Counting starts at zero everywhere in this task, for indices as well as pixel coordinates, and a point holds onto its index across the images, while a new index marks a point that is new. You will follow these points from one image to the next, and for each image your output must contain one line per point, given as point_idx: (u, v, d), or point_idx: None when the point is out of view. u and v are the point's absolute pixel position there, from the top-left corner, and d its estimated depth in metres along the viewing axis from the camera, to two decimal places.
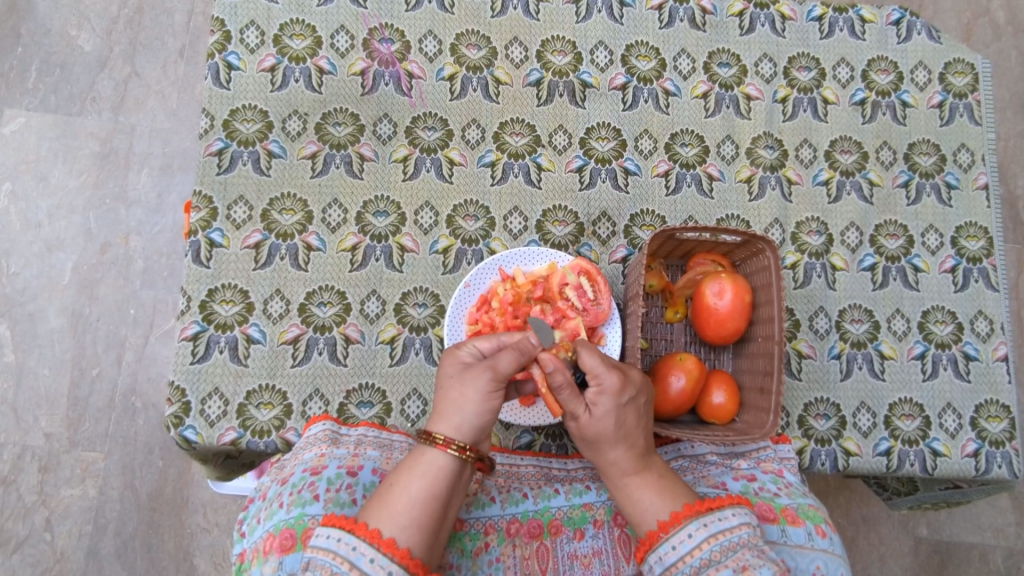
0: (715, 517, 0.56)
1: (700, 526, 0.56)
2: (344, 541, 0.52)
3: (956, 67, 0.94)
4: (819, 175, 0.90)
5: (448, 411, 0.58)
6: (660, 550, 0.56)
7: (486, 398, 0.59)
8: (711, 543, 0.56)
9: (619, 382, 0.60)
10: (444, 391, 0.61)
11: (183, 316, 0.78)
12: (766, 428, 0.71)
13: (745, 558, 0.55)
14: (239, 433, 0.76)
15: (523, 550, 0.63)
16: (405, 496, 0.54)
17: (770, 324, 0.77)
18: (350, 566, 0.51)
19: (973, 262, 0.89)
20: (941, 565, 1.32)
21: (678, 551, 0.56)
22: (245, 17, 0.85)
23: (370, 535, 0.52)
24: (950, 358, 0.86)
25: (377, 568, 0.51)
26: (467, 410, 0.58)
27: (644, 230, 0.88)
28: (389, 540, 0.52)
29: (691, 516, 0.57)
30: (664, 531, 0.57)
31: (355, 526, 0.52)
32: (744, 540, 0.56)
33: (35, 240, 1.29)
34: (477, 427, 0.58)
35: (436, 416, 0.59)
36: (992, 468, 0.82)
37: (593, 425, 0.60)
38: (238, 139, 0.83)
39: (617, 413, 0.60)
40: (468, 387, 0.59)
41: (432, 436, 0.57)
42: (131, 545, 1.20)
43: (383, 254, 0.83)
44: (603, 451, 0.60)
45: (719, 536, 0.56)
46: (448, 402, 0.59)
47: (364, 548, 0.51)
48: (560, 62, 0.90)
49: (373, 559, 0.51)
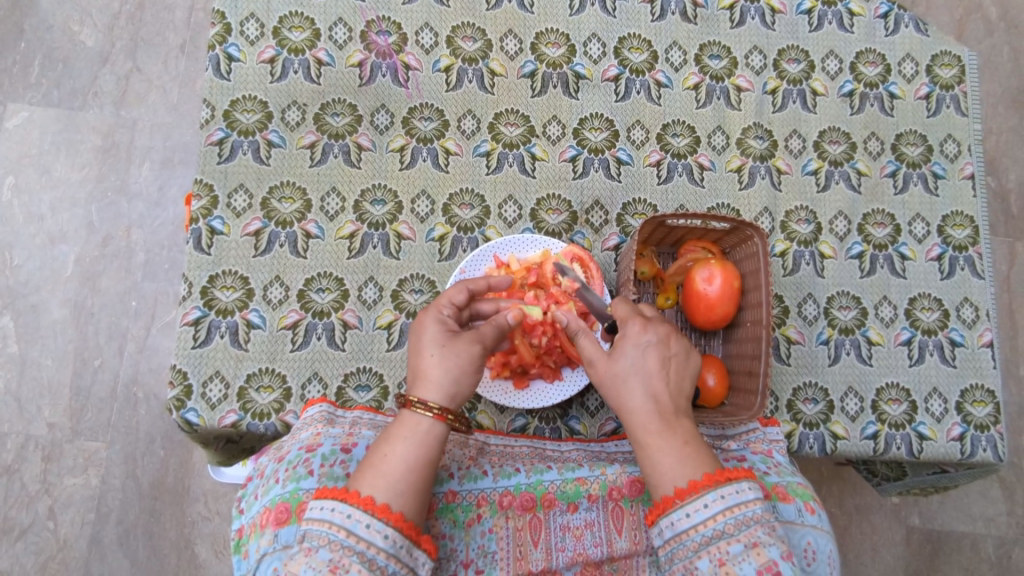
0: (732, 489, 0.56)
1: (717, 498, 0.56)
2: (338, 510, 0.54)
3: (943, 59, 0.95)
4: (808, 165, 0.92)
5: (436, 378, 0.61)
6: (673, 517, 0.56)
7: (475, 367, 0.62)
8: (727, 515, 0.55)
9: (641, 329, 0.64)
10: (423, 354, 0.62)
11: (184, 302, 0.79)
12: (754, 410, 0.73)
13: (756, 534, 0.55)
14: (240, 416, 0.77)
15: (516, 522, 0.65)
16: (397, 463, 0.56)
17: (758, 308, 0.78)
18: (347, 533, 0.53)
19: (959, 249, 0.91)
20: (933, 553, 1.34)
21: (691, 519, 0.56)
22: (245, 9, 0.87)
23: (363, 503, 0.54)
24: (936, 343, 0.88)
25: (373, 533, 0.53)
26: (447, 375, 0.61)
27: (636, 218, 0.89)
28: (383, 505, 0.54)
29: (708, 486, 0.56)
30: (679, 499, 0.56)
31: (348, 495, 0.54)
32: (756, 513, 0.56)
33: (39, 232, 1.31)
34: (454, 392, 0.61)
35: (423, 384, 0.61)
36: (977, 451, 0.84)
37: (614, 368, 0.63)
38: (238, 129, 0.84)
39: (637, 360, 0.63)
40: (460, 357, 0.62)
41: (426, 405, 0.59)
42: (133, 533, 1.22)
43: (380, 241, 0.85)
44: (625, 402, 0.62)
45: (734, 509, 0.55)
46: (437, 370, 0.61)
47: (359, 516, 0.53)
48: (554, 54, 0.92)
49: (368, 525, 0.53)
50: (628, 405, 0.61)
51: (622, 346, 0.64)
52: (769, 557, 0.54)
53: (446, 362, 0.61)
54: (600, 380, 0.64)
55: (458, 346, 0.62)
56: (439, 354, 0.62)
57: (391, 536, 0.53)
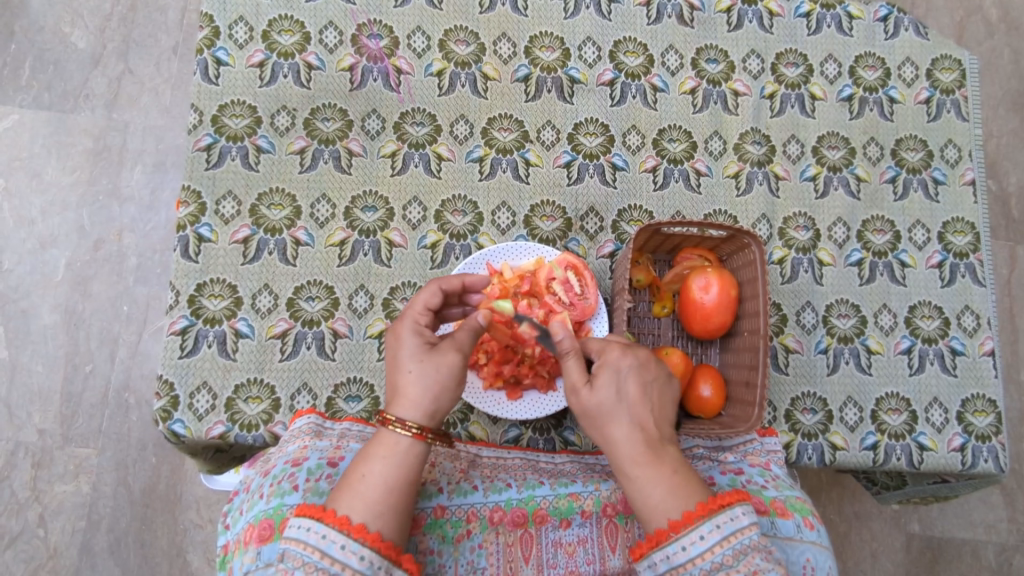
0: (726, 518, 0.55)
1: (712, 528, 0.54)
2: (314, 530, 0.52)
3: (943, 63, 0.94)
4: (806, 171, 0.91)
5: (414, 393, 0.59)
6: (668, 550, 0.54)
7: (455, 381, 0.61)
8: (724, 546, 0.54)
9: (620, 356, 0.62)
10: (397, 371, 0.61)
11: (171, 310, 0.78)
12: (751, 422, 0.72)
13: (755, 562, 0.54)
14: (227, 427, 0.76)
15: (506, 538, 0.64)
16: (376, 482, 0.55)
17: (756, 318, 0.77)
18: (321, 554, 0.52)
19: (959, 257, 0.89)
20: (933, 560, 1.32)
21: (688, 552, 0.54)
22: (234, 13, 0.85)
23: (339, 522, 0.52)
24: (936, 352, 0.86)
25: (348, 554, 0.52)
26: (423, 389, 0.59)
27: (632, 225, 0.88)
28: (358, 525, 0.52)
29: (703, 516, 0.54)
30: (674, 531, 0.54)
31: (324, 515, 0.53)
32: (750, 541, 0.55)
33: (29, 236, 1.29)
34: (433, 406, 0.59)
35: (401, 400, 0.59)
36: (978, 462, 0.82)
37: (596, 397, 0.60)
38: (227, 135, 0.83)
39: (620, 386, 0.61)
40: (438, 369, 0.60)
41: (404, 423, 0.58)
42: (124, 541, 1.20)
43: (371, 248, 0.84)
44: (608, 430, 0.59)
45: (731, 539, 0.54)
46: (414, 384, 0.59)
47: (334, 536, 0.52)
48: (549, 58, 0.90)
49: (343, 546, 0.52)
50: (613, 434, 0.59)
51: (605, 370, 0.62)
52: None
53: (422, 377, 0.60)
54: (581, 409, 0.61)
55: (436, 359, 0.60)
56: (415, 368, 0.60)
57: (366, 557, 0.52)
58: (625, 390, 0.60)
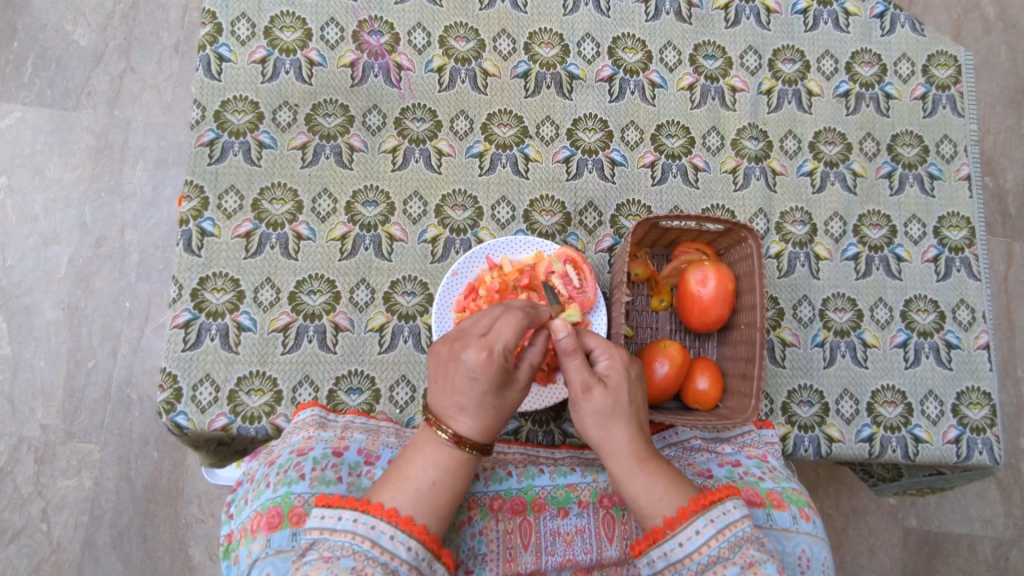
0: (719, 511, 0.57)
1: (707, 522, 0.57)
2: (361, 520, 0.54)
3: (939, 59, 0.95)
4: (803, 166, 0.92)
5: (491, 423, 0.60)
6: (665, 546, 0.57)
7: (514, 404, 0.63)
8: (718, 539, 0.56)
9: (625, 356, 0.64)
10: (475, 399, 0.59)
11: (174, 304, 0.79)
12: (748, 413, 0.72)
13: (751, 553, 0.56)
14: (230, 419, 0.77)
15: (506, 525, 0.65)
16: (430, 481, 0.58)
17: (752, 311, 0.78)
18: (371, 544, 0.53)
19: (955, 251, 0.90)
20: (930, 555, 1.33)
21: (685, 547, 0.56)
22: (235, 9, 0.86)
23: (388, 514, 0.55)
24: (932, 345, 0.87)
25: (396, 544, 0.54)
26: (499, 424, 0.61)
27: (630, 220, 0.89)
28: (409, 517, 0.55)
29: (696, 511, 0.57)
30: (670, 528, 0.57)
31: (372, 507, 0.55)
32: (745, 534, 0.57)
33: (32, 233, 1.30)
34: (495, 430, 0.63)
35: (475, 428, 0.59)
36: (973, 454, 0.83)
37: (608, 398, 0.61)
38: (229, 130, 0.84)
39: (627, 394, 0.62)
40: (512, 400, 0.61)
41: (479, 448, 0.59)
42: (126, 536, 1.21)
43: (372, 243, 0.85)
44: (608, 438, 0.61)
45: (725, 532, 0.57)
46: (492, 419, 0.60)
47: (383, 526, 0.54)
48: (547, 54, 0.91)
49: (392, 536, 0.54)
50: (620, 434, 0.61)
51: (609, 373, 0.62)
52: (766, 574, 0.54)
53: (497, 412, 0.60)
54: (587, 407, 0.61)
55: (514, 397, 0.61)
56: (494, 404, 0.60)
57: (414, 548, 0.54)
58: (631, 397, 0.62)
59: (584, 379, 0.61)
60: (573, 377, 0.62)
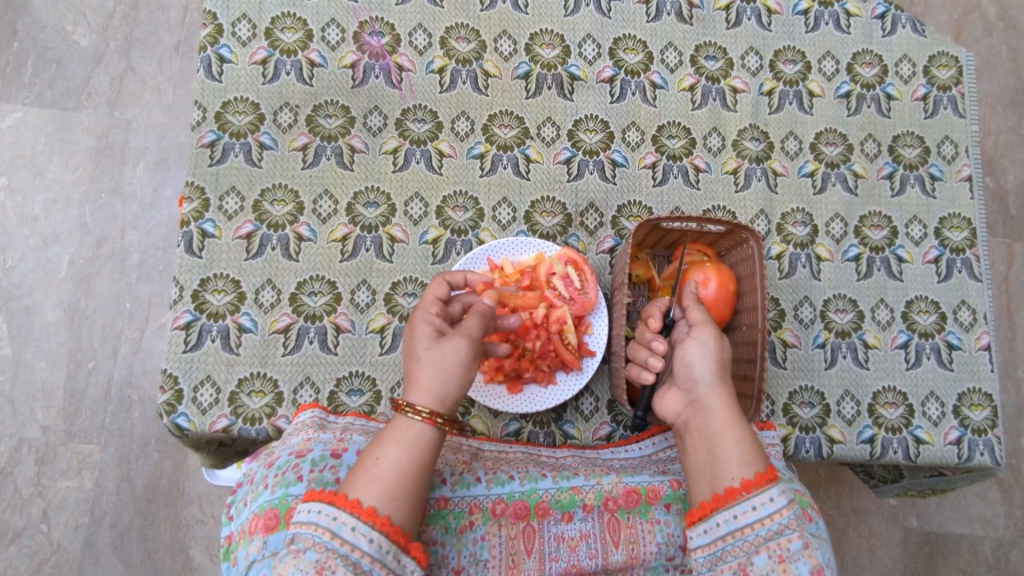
0: (789, 485, 0.60)
1: (780, 492, 0.59)
2: (324, 512, 0.54)
3: (940, 60, 0.95)
4: (804, 167, 0.92)
5: (427, 382, 0.60)
6: (738, 508, 0.59)
7: (467, 366, 0.61)
8: (790, 510, 0.58)
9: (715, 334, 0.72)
10: (417, 360, 0.61)
11: (175, 305, 0.79)
12: (749, 415, 0.73)
13: (810, 531, 0.58)
14: (231, 420, 0.77)
15: (508, 530, 0.65)
16: (388, 465, 0.56)
17: (753, 312, 0.78)
18: (332, 535, 0.53)
19: (956, 252, 0.90)
20: (930, 555, 1.33)
21: (756, 512, 0.59)
22: (236, 10, 0.86)
23: (351, 505, 0.54)
24: (933, 347, 0.87)
25: (358, 536, 0.53)
26: (446, 380, 0.60)
27: (631, 221, 0.89)
28: (371, 509, 0.54)
29: (772, 480, 0.60)
30: (746, 490, 0.59)
31: (336, 498, 0.54)
32: (804, 512, 0.60)
33: (32, 234, 1.30)
34: (455, 398, 0.60)
35: (414, 389, 0.60)
36: (975, 455, 0.83)
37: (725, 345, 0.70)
38: (230, 131, 0.84)
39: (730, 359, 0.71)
40: (449, 358, 0.60)
41: (416, 409, 0.58)
42: (127, 536, 1.21)
43: (373, 244, 0.85)
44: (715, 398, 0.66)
45: (795, 505, 0.59)
46: (429, 374, 0.60)
47: (345, 518, 0.53)
48: (548, 55, 0.91)
49: (354, 527, 0.53)
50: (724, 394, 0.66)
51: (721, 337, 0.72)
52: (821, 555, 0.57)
53: (433, 368, 0.60)
54: (712, 351, 0.69)
55: (445, 346, 0.61)
56: (426, 359, 0.61)
57: (376, 540, 0.53)
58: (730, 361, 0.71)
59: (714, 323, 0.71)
60: (693, 317, 0.72)
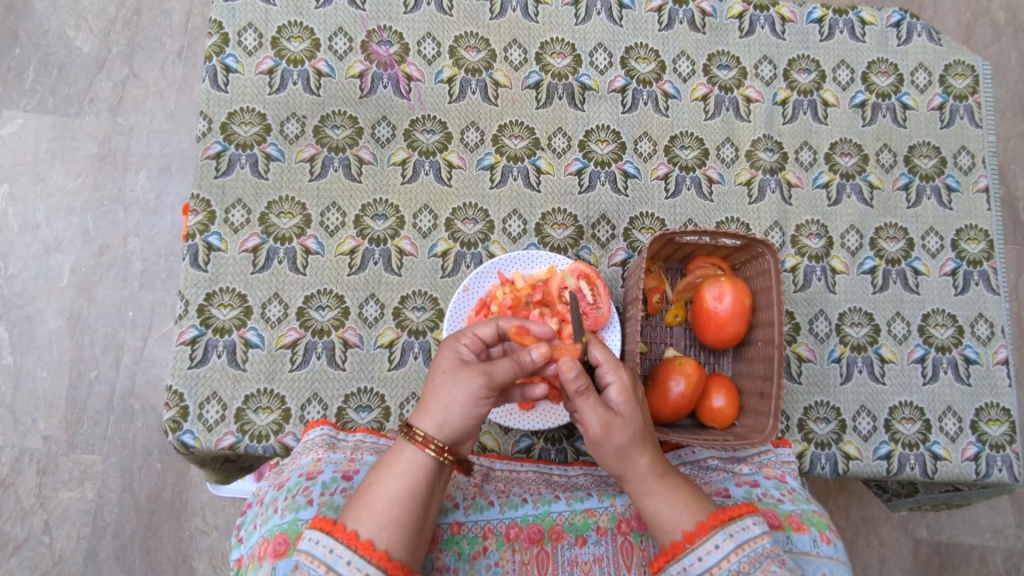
0: (738, 527, 0.57)
1: (726, 537, 0.56)
2: (322, 543, 0.53)
3: (956, 69, 0.93)
4: (819, 178, 0.90)
5: (433, 407, 0.58)
6: (684, 561, 0.56)
7: (477, 401, 0.58)
8: (738, 554, 0.56)
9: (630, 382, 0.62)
10: (435, 385, 0.60)
11: (180, 320, 0.77)
12: (766, 433, 0.71)
13: (771, 569, 0.56)
14: (237, 438, 0.75)
15: (522, 555, 0.63)
16: (383, 495, 0.55)
17: (769, 328, 0.76)
18: (328, 568, 0.52)
19: (973, 264, 0.88)
20: (941, 566, 1.32)
21: (704, 562, 0.56)
22: (242, 19, 0.85)
23: (347, 537, 0.53)
24: (950, 361, 0.86)
25: (354, 570, 0.52)
26: (452, 411, 0.58)
27: (644, 233, 0.87)
28: (366, 542, 0.53)
29: (717, 526, 0.57)
30: (690, 542, 0.56)
31: (334, 528, 0.53)
32: (765, 552, 0.56)
33: (34, 241, 1.29)
34: (459, 429, 0.58)
35: (419, 413, 0.59)
36: (992, 472, 0.82)
37: (627, 433, 0.59)
38: (236, 142, 0.82)
39: (640, 420, 0.60)
40: (459, 388, 0.58)
41: (412, 432, 0.57)
42: (129, 548, 1.20)
43: (381, 257, 0.83)
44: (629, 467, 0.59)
45: (745, 547, 0.56)
46: (441, 406, 0.58)
47: (341, 551, 0.52)
48: (559, 65, 0.90)
49: (349, 561, 0.52)
50: (638, 460, 0.59)
51: (622, 408, 0.60)
52: None
53: (444, 401, 0.58)
54: (606, 446, 0.59)
55: (461, 377, 0.58)
56: (445, 387, 0.59)
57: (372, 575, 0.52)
58: (641, 420, 0.61)
59: (602, 420, 0.58)
60: (589, 421, 0.58)
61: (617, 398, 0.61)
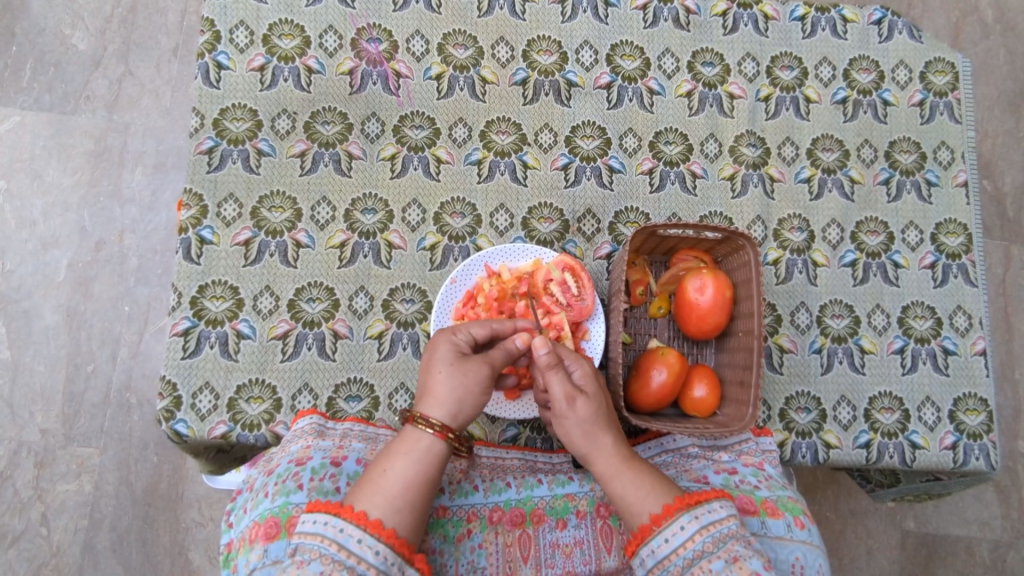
0: (704, 510, 0.58)
1: (691, 518, 0.57)
2: (331, 523, 0.53)
3: (937, 66, 0.95)
4: (801, 173, 0.92)
5: (446, 397, 0.61)
6: (652, 544, 0.57)
7: (484, 390, 0.63)
8: (704, 534, 0.57)
9: (591, 367, 0.66)
10: (435, 374, 0.62)
11: (174, 312, 0.79)
12: (745, 421, 0.72)
13: (735, 549, 0.57)
14: (230, 427, 0.77)
15: (505, 537, 0.65)
16: (396, 479, 0.56)
17: (750, 318, 0.78)
18: (338, 547, 0.53)
19: (952, 258, 0.90)
20: (928, 557, 1.34)
21: (670, 543, 0.57)
22: (234, 17, 0.86)
23: (356, 517, 0.54)
24: (929, 352, 0.87)
25: (365, 548, 0.53)
26: (466, 402, 0.61)
27: (629, 227, 0.89)
28: (377, 521, 0.54)
29: (682, 509, 0.58)
30: (656, 524, 0.57)
31: (343, 509, 0.54)
32: (731, 532, 0.58)
33: (30, 238, 1.30)
34: (468, 417, 0.62)
35: (430, 401, 0.61)
36: (970, 460, 0.83)
37: (590, 408, 0.62)
38: (227, 138, 0.84)
39: (601, 399, 0.64)
40: (471, 379, 0.62)
41: (430, 421, 0.59)
42: (126, 540, 1.21)
43: (370, 251, 0.85)
44: (592, 445, 0.62)
45: (710, 528, 0.57)
46: (451, 394, 0.61)
47: (352, 530, 0.53)
48: (546, 62, 0.91)
49: (360, 539, 0.53)
50: (602, 439, 0.62)
51: (584, 385, 0.64)
52: (751, 569, 0.55)
53: (464, 396, 0.61)
54: (572, 420, 0.62)
55: (468, 366, 0.62)
56: (453, 377, 0.62)
57: (382, 552, 0.53)
58: (605, 401, 0.65)
59: (567, 392, 0.62)
60: (556, 393, 0.62)
61: (581, 378, 0.65)
